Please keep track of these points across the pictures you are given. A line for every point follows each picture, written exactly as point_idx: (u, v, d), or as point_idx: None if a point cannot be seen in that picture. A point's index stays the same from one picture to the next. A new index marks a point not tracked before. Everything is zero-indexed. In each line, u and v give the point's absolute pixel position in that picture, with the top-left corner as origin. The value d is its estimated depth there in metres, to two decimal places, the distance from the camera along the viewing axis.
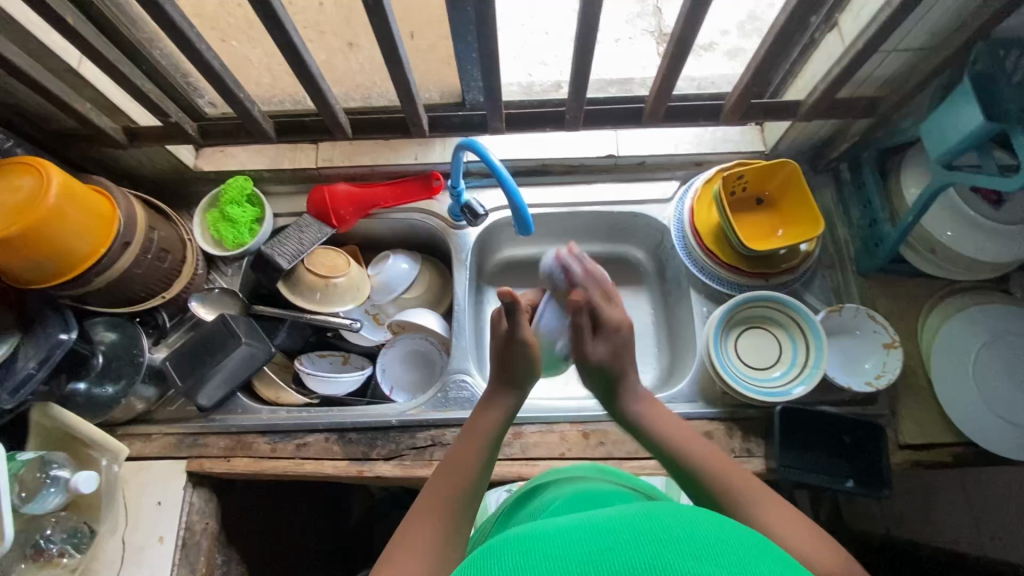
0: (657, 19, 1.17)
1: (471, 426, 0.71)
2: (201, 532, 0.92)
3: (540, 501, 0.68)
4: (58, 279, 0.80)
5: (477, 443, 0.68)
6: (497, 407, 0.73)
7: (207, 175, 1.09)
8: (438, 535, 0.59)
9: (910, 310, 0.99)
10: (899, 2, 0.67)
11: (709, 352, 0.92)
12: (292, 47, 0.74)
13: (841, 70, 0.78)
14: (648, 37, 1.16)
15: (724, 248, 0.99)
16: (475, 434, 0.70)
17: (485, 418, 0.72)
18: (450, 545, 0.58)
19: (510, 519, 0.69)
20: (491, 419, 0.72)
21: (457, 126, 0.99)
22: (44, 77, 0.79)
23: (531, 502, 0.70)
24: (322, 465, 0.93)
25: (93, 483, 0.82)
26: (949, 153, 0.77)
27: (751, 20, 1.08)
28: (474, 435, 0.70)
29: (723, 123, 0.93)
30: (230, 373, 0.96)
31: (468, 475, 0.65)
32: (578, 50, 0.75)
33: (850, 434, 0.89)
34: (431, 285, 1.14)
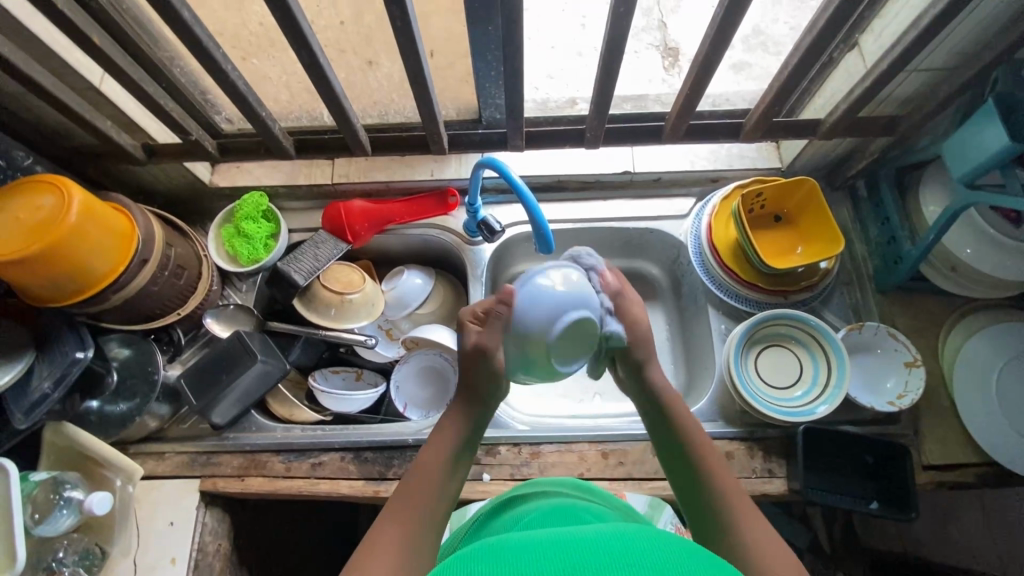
0: (662, 33, 1.17)
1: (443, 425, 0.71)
2: (213, 553, 0.91)
3: (514, 513, 0.68)
4: (77, 297, 0.80)
5: (443, 448, 0.68)
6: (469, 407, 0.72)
7: (222, 191, 1.09)
8: (406, 532, 0.59)
9: (930, 328, 0.98)
10: (923, 25, 0.68)
11: (730, 371, 0.91)
12: (316, 66, 0.74)
13: (862, 90, 0.78)
14: (654, 50, 1.17)
15: (742, 265, 0.99)
16: (442, 436, 0.70)
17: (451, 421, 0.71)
18: (418, 544, 0.59)
19: (484, 529, 0.68)
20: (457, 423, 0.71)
21: (476, 144, 0.99)
22: (67, 95, 0.79)
23: (503, 513, 0.69)
24: (337, 485, 0.92)
25: (107, 504, 0.81)
26: (973, 173, 0.77)
27: (756, 35, 1.09)
28: (441, 437, 0.69)
29: (742, 141, 0.93)
30: (244, 391, 0.95)
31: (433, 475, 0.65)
32: (602, 69, 0.75)
33: (874, 455, 0.88)
34: (445, 300, 1.14)
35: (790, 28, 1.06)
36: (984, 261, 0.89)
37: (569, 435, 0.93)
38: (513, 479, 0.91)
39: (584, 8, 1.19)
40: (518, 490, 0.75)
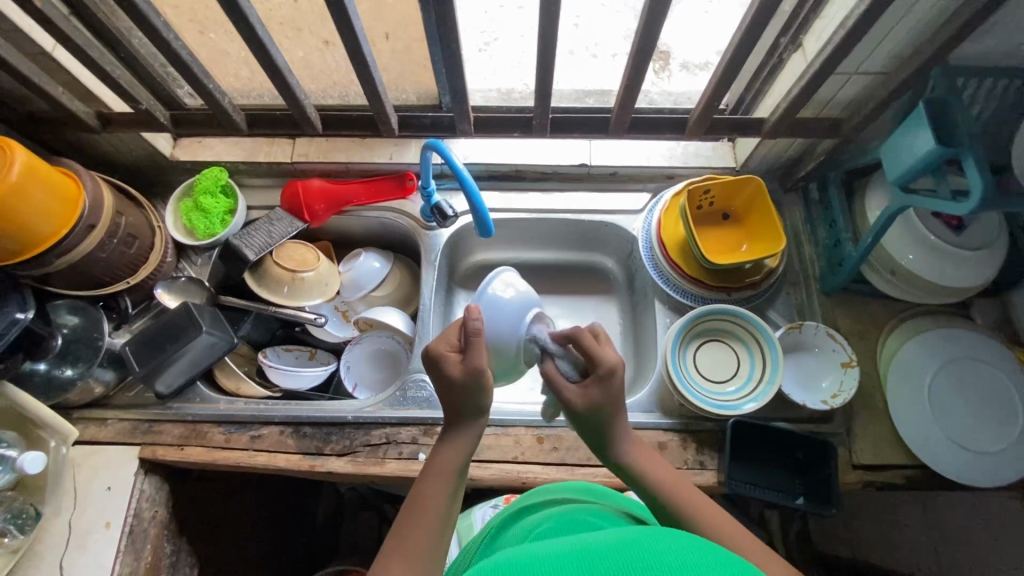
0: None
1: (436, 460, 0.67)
2: (149, 519, 0.92)
3: (528, 524, 0.69)
4: (19, 257, 0.80)
5: (442, 486, 0.64)
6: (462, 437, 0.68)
7: (182, 165, 1.10)
8: None
9: (869, 331, 0.99)
10: (853, 26, 0.69)
11: (666, 363, 0.92)
12: (258, 41, 0.74)
13: (800, 90, 0.79)
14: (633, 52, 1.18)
15: (689, 261, 1.00)
16: (439, 469, 0.65)
17: (447, 453, 0.67)
18: None
19: (499, 543, 0.69)
20: (452, 458, 0.66)
21: (427, 127, 0.99)
22: (17, 58, 0.80)
23: (519, 524, 0.70)
24: (275, 458, 0.93)
25: (39, 464, 0.82)
26: (904, 176, 0.78)
27: None
28: (440, 472, 0.65)
29: (690, 137, 0.95)
30: (192, 360, 0.97)
31: (437, 508, 0.63)
32: (541, 55, 0.76)
33: (802, 451, 0.89)
34: (402, 284, 1.15)
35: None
36: (921, 266, 0.91)
37: (507, 418, 0.94)
38: None
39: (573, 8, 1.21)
40: (534, 499, 0.77)
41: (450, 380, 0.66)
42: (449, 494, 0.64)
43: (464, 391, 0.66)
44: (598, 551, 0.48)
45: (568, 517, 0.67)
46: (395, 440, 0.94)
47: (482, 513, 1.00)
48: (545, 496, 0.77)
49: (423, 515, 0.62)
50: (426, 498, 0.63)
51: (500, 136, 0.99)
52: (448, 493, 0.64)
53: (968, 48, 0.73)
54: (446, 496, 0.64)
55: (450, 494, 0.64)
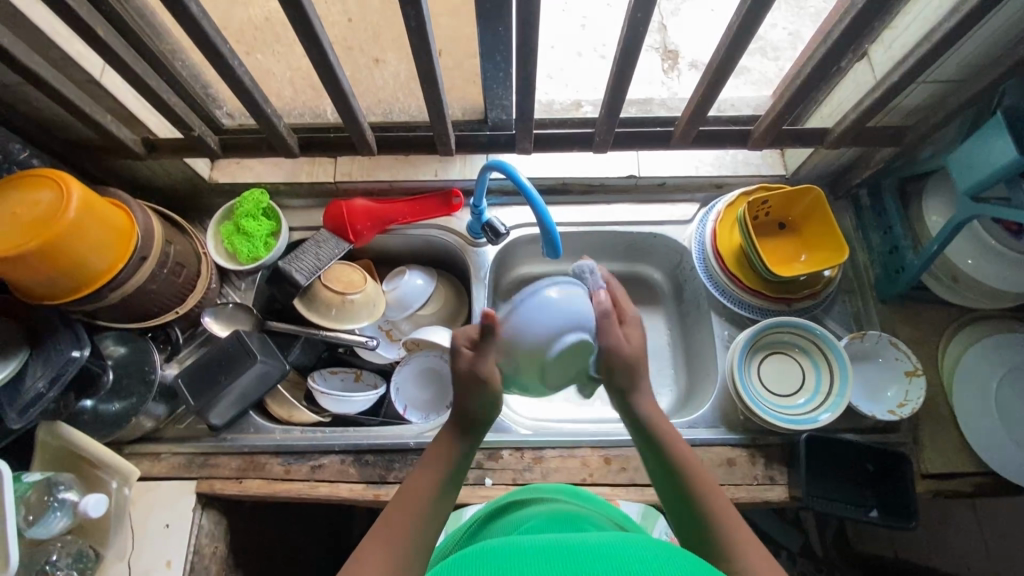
0: (663, 36, 1.20)
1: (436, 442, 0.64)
2: (209, 556, 0.90)
3: (517, 517, 0.66)
4: (75, 294, 0.78)
5: (439, 464, 0.62)
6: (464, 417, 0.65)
7: (222, 187, 1.08)
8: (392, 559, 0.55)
9: (929, 338, 0.99)
10: (938, 38, 0.68)
11: (733, 378, 0.91)
12: (326, 62, 0.72)
13: (872, 102, 0.78)
14: (653, 53, 1.17)
15: (747, 271, 0.99)
16: (436, 453, 0.63)
17: (446, 436, 0.65)
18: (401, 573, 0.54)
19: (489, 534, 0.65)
20: (447, 447, 0.64)
21: (482, 145, 0.97)
22: (68, 88, 0.77)
23: (507, 517, 0.67)
24: (337, 488, 0.91)
25: (102, 506, 0.80)
26: (978, 186, 0.78)
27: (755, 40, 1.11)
28: (435, 458, 0.63)
29: (751, 148, 0.93)
30: (241, 391, 0.94)
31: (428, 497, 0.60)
32: (616, 71, 0.74)
33: (874, 462, 0.89)
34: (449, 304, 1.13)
35: (787, 33, 1.14)
36: (982, 271, 0.90)
37: (572, 440, 0.93)
38: (515, 483, 0.90)
39: (586, 10, 1.21)
40: (518, 497, 0.72)
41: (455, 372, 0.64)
42: (436, 491, 0.61)
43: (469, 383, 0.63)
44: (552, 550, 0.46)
45: (559, 514, 0.63)
46: None
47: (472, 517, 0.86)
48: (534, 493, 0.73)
49: (411, 501, 0.60)
50: (417, 487, 0.61)
51: (555, 151, 0.97)
52: (438, 488, 0.61)
53: None
54: (440, 483, 0.61)
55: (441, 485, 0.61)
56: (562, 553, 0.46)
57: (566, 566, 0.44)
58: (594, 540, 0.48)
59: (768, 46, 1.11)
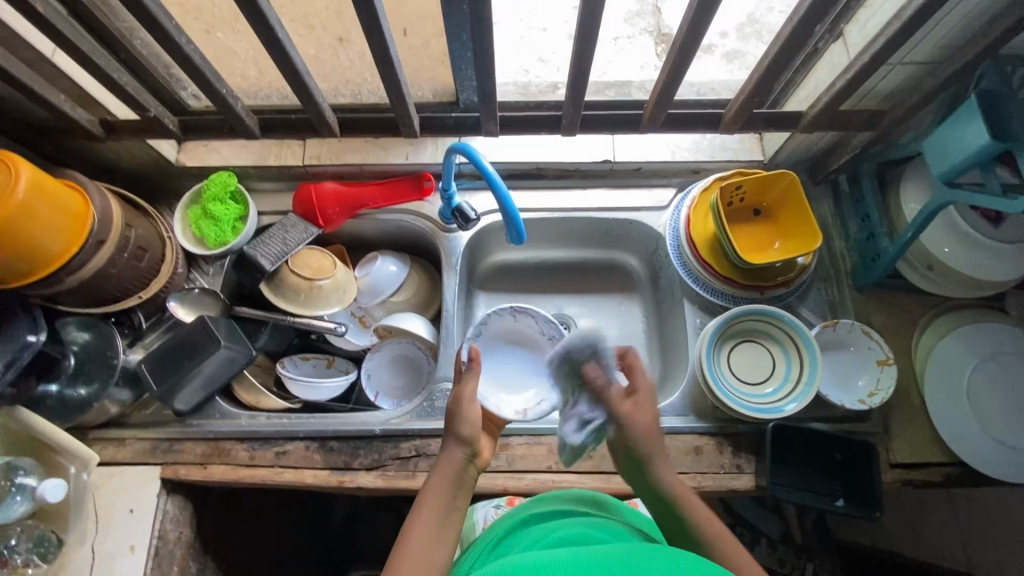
0: (656, 19, 1.16)
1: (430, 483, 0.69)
2: (174, 540, 0.90)
3: (538, 527, 0.68)
4: (29, 278, 0.77)
5: (438, 505, 0.66)
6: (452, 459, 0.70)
7: (189, 171, 1.06)
8: None
9: (903, 327, 0.97)
10: (909, 18, 0.65)
11: (702, 366, 0.90)
12: (276, 41, 0.70)
13: (844, 84, 0.76)
14: (648, 36, 1.14)
15: (720, 259, 0.97)
16: (432, 495, 0.67)
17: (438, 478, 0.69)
18: None
19: (507, 540, 0.67)
20: (441, 489, 0.68)
21: (448, 128, 0.95)
22: (17, 67, 0.75)
23: (530, 525, 0.69)
24: (302, 474, 0.90)
25: (60, 492, 0.79)
26: (951, 171, 0.76)
27: (751, 23, 1.08)
28: (432, 495, 0.67)
29: (723, 132, 0.91)
30: (207, 377, 0.93)
31: (432, 527, 0.64)
32: (577, 50, 0.72)
33: (841, 452, 0.88)
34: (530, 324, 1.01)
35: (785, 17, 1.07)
36: (958, 260, 0.88)
37: (540, 428, 0.92)
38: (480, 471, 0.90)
39: None
40: (543, 506, 0.75)
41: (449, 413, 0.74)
42: (436, 528, 0.64)
43: (458, 414, 0.73)
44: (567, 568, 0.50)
45: (581, 526, 0.66)
46: (425, 452, 0.91)
47: (484, 514, 0.88)
48: (560, 502, 0.75)
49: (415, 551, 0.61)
50: (417, 532, 0.63)
51: (524, 134, 0.95)
52: (438, 529, 0.64)
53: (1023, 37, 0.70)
54: (438, 527, 0.64)
55: (439, 523, 0.65)
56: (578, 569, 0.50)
57: None
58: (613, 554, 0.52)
59: (765, 30, 1.07)
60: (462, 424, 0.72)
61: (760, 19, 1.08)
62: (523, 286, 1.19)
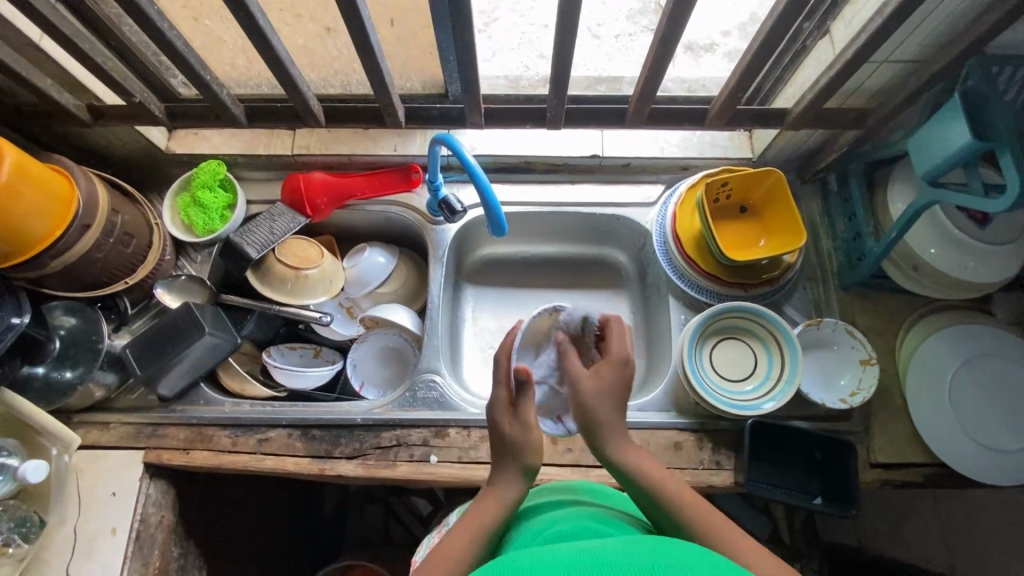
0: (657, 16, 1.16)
1: (477, 501, 0.63)
2: (156, 524, 0.91)
3: (534, 519, 0.64)
4: (14, 260, 0.77)
5: (477, 529, 0.60)
6: (505, 484, 0.64)
7: (179, 158, 1.07)
8: None
9: (888, 327, 0.97)
10: (890, 15, 0.65)
11: (683, 363, 0.90)
12: (257, 29, 0.70)
13: (828, 81, 0.76)
14: (650, 33, 1.14)
15: (705, 257, 0.97)
16: (475, 517, 0.61)
17: (487, 500, 0.63)
18: None
19: (501, 539, 0.64)
20: (488, 513, 0.62)
21: (435, 118, 0.96)
22: (2, 50, 0.75)
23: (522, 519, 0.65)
24: (283, 462, 0.91)
25: (42, 473, 0.80)
26: (933, 170, 0.75)
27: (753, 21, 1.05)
28: (474, 523, 0.60)
29: (708, 128, 0.91)
30: (193, 363, 0.94)
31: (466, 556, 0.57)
32: (559, 43, 0.72)
33: (821, 451, 0.88)
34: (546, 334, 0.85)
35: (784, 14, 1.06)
36: (943, 260, 0.88)
37: None
38: (461, 462, 0.90)
39: None
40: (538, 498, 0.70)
41: (500, 430, 0.67)
42: (473, 562, 0.57)
43: (523, 442, 0.66)
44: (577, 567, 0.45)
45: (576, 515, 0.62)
46: (406, 442, 0.92)
47: None
48: (553, 493, 0.71)
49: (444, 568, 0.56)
50: (451, 549, 0.58)
51: (511, 127, 0.95)
52: (478, 555, 0.58)
53: (1008, 35, 0.70)
54: (475, 546, 0.58)
55: (478, 555, 0.58)
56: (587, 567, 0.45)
57: None
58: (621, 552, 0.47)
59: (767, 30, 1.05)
60: (525, 452, 0.66)
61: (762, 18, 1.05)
62: (511, 280, 1.19)
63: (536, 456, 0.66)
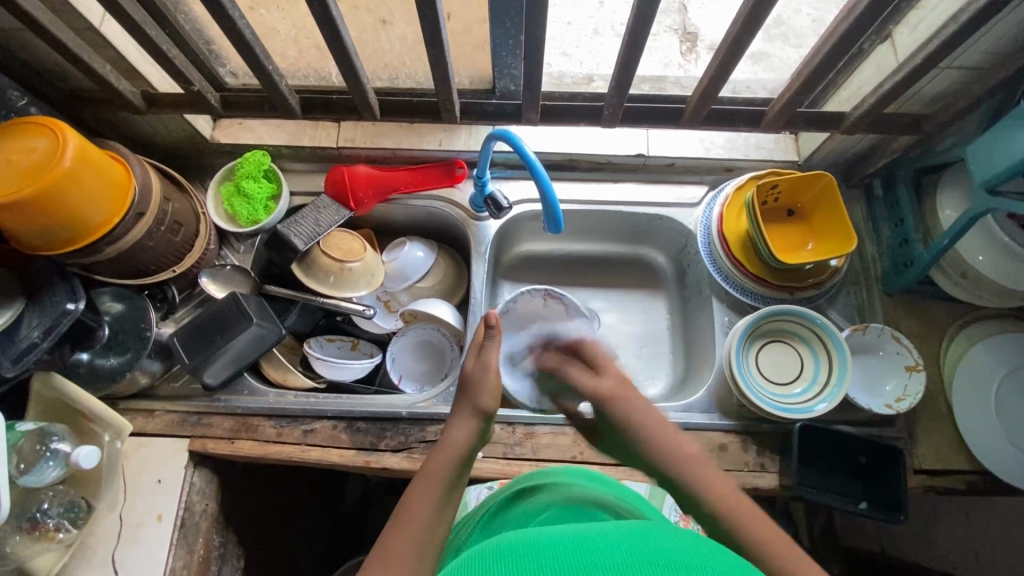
0: (682, 16, 1.13)
1: (436, 450, 0.64)
2: (200, 512, 0.91)
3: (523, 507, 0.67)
4: (70, 246, 0.77)
5: (434, 484, 0.60)
6: (458, 431, 0.65)
7: (223, 148, 1.07)
8: None
9: (932, 333, 0.97)
10: (967, 21, 0.65)
11: (731, 364, 0.90)
12: (328, 19, 0.70)
13: (893, 85, 0.76)
14: (671, 34, 1.12)
15: (752, 259, 0.97)
16: (431, 471, 0.61)
17: (445, 447, 0.64)
18: None
19: (494, 524, 0.66)
20: (443, 465, 0.62)
21: (489, 115, 0.95)
22: (66, 34, 0.75)
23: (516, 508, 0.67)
24: (328, 453, 0.91)
25: (94, 458, 0.80)
26: (994, 179, 0.75)
27: (776, 25, 1.05)
28: (432, 475, 0.61)
29: (763, 130, 0.91)
30: (237, 352, 0.93)
31: (429, 505, 0.57)
32: (628, 43, 0.72)
33: (866, 455, 0.88)
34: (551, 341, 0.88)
35: (811, 20, 1.05)
36: (993, 268, 0.88)
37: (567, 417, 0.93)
38: (505, 458, 0.90)
39: None
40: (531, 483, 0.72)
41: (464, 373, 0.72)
42: (436, 511, 0.57)
43: (477, 385, 0.69)
44: (568, 540, 0.42)
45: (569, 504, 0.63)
46: None
47: (475, 495, 0.89)
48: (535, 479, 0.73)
49: (409, 525, 0.55)
50: (413, 506, 0.57)
51: (562, 125, 0.95)
52: (439, 504, 0.58)
53: None
54: (435, 501, 0.58)
55: (439, 503, 0.58)
56: (575, 541, 0.42)
57: (579, 556, 0.40)
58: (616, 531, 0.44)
59: (791, 33, 1.04)
60: (479, 397, 0.68)
61: (785, 22, 1.05)
62: (547, 278, 1.19)
63: (493, 403, 0.68)
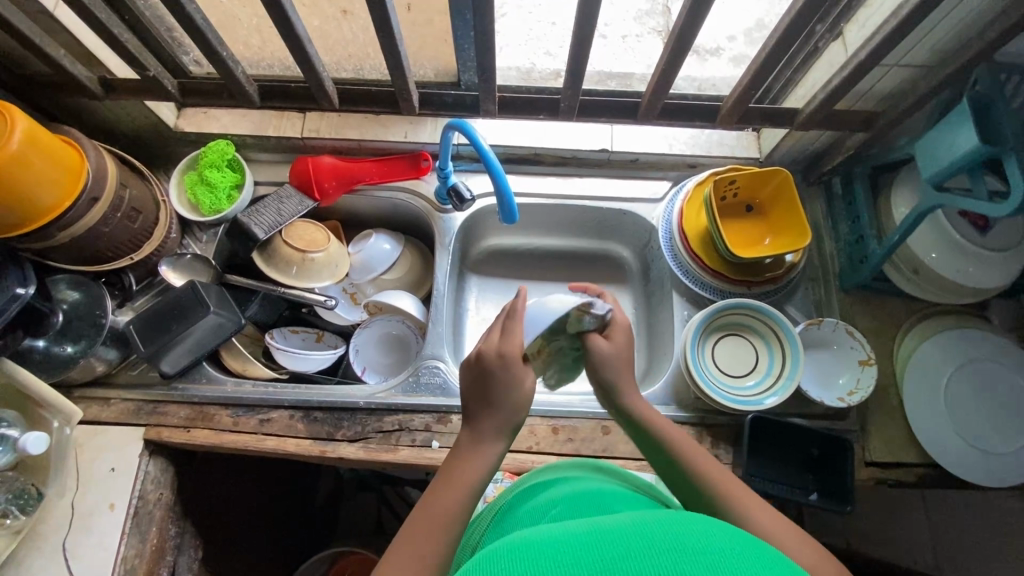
0: (666, 18, 1.15)
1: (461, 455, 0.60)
2: (154, 501, 0.90)
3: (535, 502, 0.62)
4: (21, 229, 0.77)
5: (458, 491, 0.57)
6: (486, 446, 0.60)
7: (187, 137, 1.06)
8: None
9: (887, 329, 0.99)
10: (903, 18, 0.67)
11: (686, 357, 0.91)
12: (279, 7, 0.70)
13: (840, 81, 0.78)
14: (656, 35, 1.13)
15: (710, 253, 0.98)
16: (455, 476, 0.58)
17: (473, 458, 0.59)
18: None
19: (507, 520, 0.61)
20: (473, 470, 0.58)
21: (447, 106, 0.97)
22: (19, 17, 0.75)
23: (526, 503, 0.62)
24: (284, 442, 0.91)
25: (42, 444, 0.80)
26: (941, 174, 0.76)
27: (759, 28, 1.07)
28: (459, 483, 0.57)
29: (719, 126, 0.94)
30: (196, 341, 0.93)
31: (445, 524, 0.55)
32: (577, 39, 0.74)
33: (818, 447, 0.89)
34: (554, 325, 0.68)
35: None
36: (943, 265, 0.89)
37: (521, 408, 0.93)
38: None
39: None
40: (540, 478, 0.69)
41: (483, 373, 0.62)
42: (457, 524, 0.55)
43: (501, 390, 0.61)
44: (583, 537, 0.41)
45: (588, 494, 0.60)
46: (408, 427, 0.92)
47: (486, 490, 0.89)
48: (550, 474, 0.70)
49: (431, 528, 0.54)
50: (434, 506, 0.56)
51: (523, 117, 0.96)
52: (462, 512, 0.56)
53: (1015, 45, 0.72)
54: (461, 504, 0.56)
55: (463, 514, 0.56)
56: (578, 538, 0.41)
57: (606, 556, 0.38)
58: (629, 523, 0.43)
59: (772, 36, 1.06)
60: (511, 411, 0.61)
61: (768, 26, 1.07)
62: (515, 272, 1.19)
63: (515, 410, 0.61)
